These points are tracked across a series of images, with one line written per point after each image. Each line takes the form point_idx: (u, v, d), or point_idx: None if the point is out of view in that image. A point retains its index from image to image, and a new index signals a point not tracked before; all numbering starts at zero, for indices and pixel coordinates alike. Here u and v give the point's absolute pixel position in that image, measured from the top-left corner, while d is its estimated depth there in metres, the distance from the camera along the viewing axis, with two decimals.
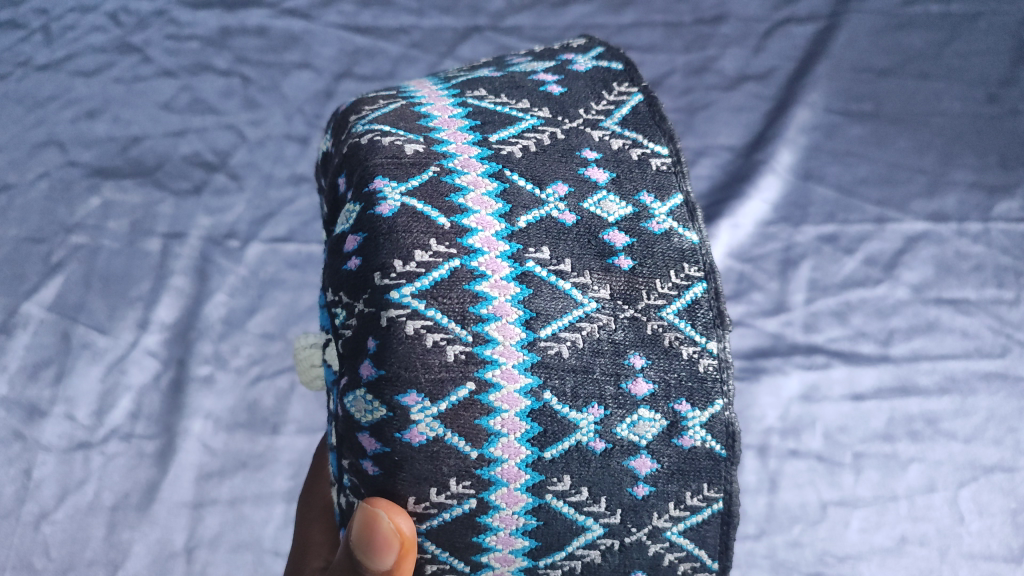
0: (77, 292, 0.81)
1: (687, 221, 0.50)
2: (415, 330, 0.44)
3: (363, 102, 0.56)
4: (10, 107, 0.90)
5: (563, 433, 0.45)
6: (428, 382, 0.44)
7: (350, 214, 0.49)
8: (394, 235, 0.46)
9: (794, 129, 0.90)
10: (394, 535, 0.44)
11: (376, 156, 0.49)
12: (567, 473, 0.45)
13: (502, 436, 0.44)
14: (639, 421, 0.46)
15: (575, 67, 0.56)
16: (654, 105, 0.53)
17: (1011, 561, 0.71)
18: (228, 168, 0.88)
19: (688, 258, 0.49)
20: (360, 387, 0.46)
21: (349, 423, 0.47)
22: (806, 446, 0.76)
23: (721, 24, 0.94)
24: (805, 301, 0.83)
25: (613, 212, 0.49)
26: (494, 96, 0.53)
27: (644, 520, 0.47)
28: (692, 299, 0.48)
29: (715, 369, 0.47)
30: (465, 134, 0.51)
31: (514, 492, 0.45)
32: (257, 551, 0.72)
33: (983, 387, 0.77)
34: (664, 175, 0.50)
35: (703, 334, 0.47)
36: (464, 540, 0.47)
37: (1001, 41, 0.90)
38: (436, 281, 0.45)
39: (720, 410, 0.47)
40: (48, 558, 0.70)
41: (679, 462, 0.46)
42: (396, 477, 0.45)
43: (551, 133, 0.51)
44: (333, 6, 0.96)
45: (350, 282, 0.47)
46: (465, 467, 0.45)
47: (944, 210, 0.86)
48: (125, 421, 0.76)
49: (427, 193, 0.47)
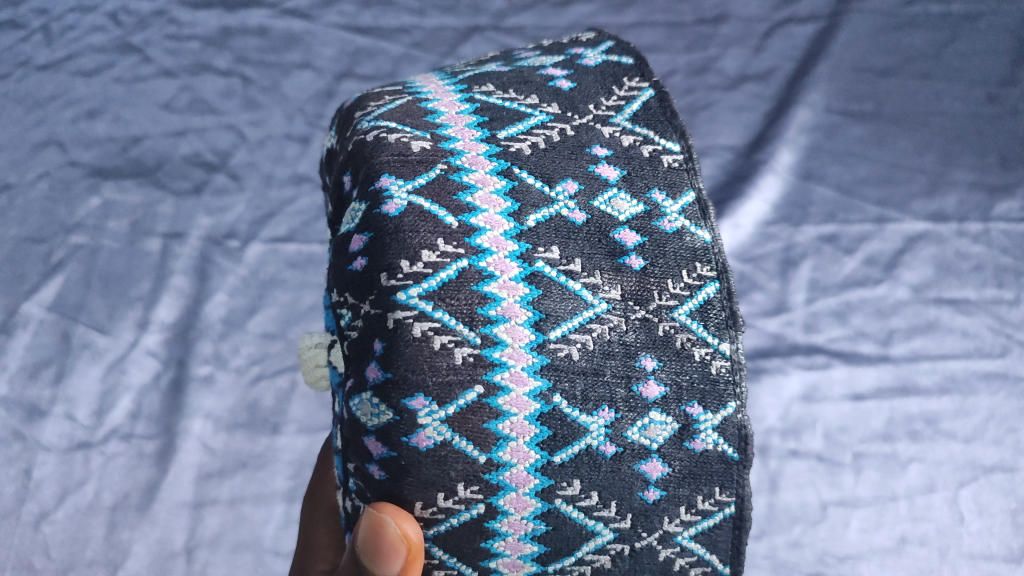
0: (77, 292, 0.81)
1: (699, 219, 0.50)
2: (423, 333, 0.44)
3: (368, 98, 0.56)
4: (10, 107, 0.89)
5: (573, 436, 0.45)
6: (436, 385, 0.44)
7: (355, 214, 0.49)
8: (401, 235, 0.46)
9: (795, 129, 0.90)
10: (401, 541, 0.44)
11: (382, 154, 0.49)
12: (577, 478, 0.45)
13: (511, 440, 0.44)
14: (650, 424, 0.46)
15: (585, 62, 0.56)
16: (665, 100, 0.53)
17: (1011, 561, 0.71)
18: (229, 169, 0.88)
19: (700, 258, 0.49)
20: (366, 390, 0.46)
21: (355, 426, 0.47)
22: (806, 446, 0.76)
23: (721, 24, 0.94)
24: (805, 301, 0.83)
25: (624, 211, 0.49)
26: (503, 91, 0.53)
27: (655, 525, 0.47)
28: (704, 299, 0.48)
29: (727, 371, 0.47)
30: (473, 131, 0.51)
31: (523, 496, 0.45)
32: (257, 551, 0.72)
33: (983, 387, 0.77)
34: (675, 173, 0.51)
35: (715, 335, 0.47)
36: (471, 545, 0.47)
37: (1000, 42, 0.91)
38: (444, 282, 0.45)
39: (733, 412, 0.47)
40: (48, 558, 0.70)
41: (691, 466, 0.46)
42: (403, 482, 0.45)
43: (560, 129, 0.51)
44: (334, 7, 0.96)
45: (356, 283, 0.47)
46: (474, 471, 0.45)
47: (945, 211, 0.86)
48: (125, 421, 0.76)
49: (435, 192, 0.47)
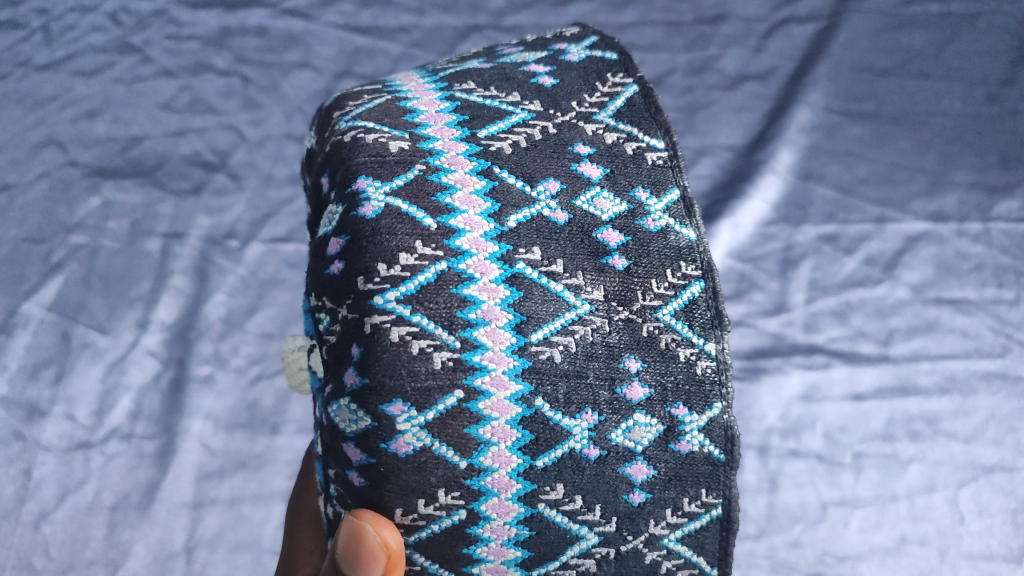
0: (77, 292, 0.81)
1: (684, 217, 0.50)
2: (400, 337, 0.44)
3: (347, 97, 0.56)
4: (10, 107, 0.90)
5: (556, 440, 0.45)
6: (415, 391, 0.44)
7: (332, 216, 0.49)
8: (378, 237, 0.46)
9: (794, 129, 0.90)
10: (381, 549, 0.44)
11: (359, 155, 0.49)
12: (560, 482, 0.45)
13: (492, 445, 0.44)
14: (634, 426, 0.46)
15: (568, 58, 0.56)
16: (649, 97, 0.53)
17: (1011, 562, 0.70)
18: (228, 168, 0.88)
19: (685, 257, 0.49)
20: (344, 396, 0.46)
21: (334, 433, 0.47)
22: (806, 445, 0.76)
23: (721, 24, 0.94)
24: (805, 301, 0.83)
25: (607, 210, 0.49)
26: (483, 89, 0.53)
27: (640, 528, 0.47)
28: (689, 298, 0.48)
29: (713, 371, 0.47)
30: (453, 130, 0.51)
31: (505, 501, 0.45)
32: (257, 551, 0.72)
33: (983, 387, 0.77)
34: (660, 170, 0.51)
35: (700, 335, 0.47)
36: (454, 551, 0.47)
37: (1000, 41, 0.90)
38: (422, 286, 0.45)
39: (719, 413, 0.47)
40: (48, 558, 0.70)
41: (677, 467, 0.46)
42: (383, 489, 0.45)
43: (541, 127, 0.51)
44: (334, 6, 0.96)
45: (333, 287, 0.47)
46: (455, 477, 0.45)
47: (945, 211, 0.85)
48: (125, 421, 0.76)
49: (413, 194, 0.47)
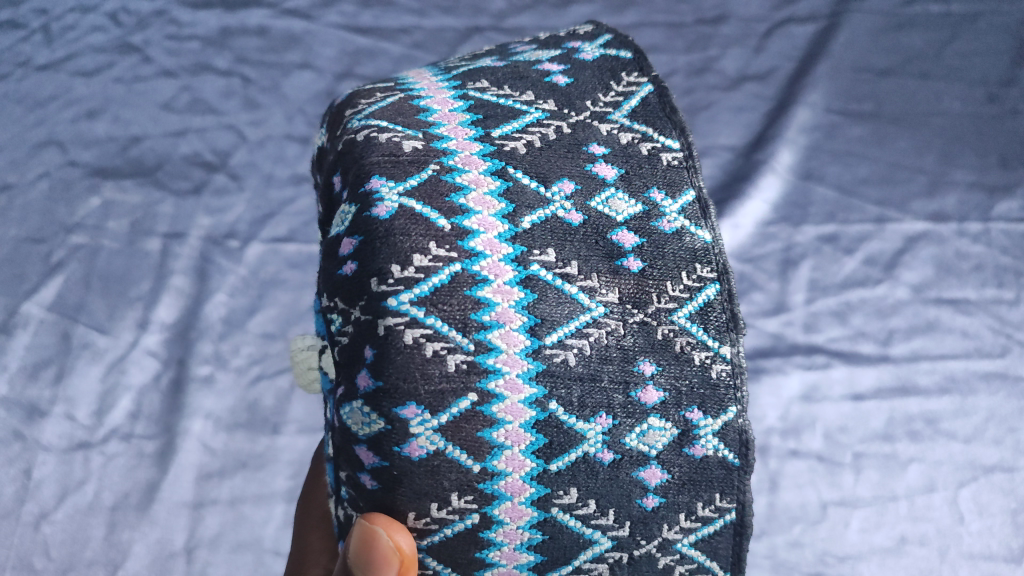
0: (76, 292, 0.81)
1: (700, 219, 0.50)
2: (414, 340, 0.44)
3: (358, 95, 0.56)
4: (10, 107, 0.90)
5: (570, 444, 0.45)
6: (428, 394, 0.44)
7: (345, 215, 0.49)
8: (391, 238, 0.46)
9: (795, 129, 0.90)
10: (394, 553, 0.44)
11: (371, 154, 0.49)
12: (574, 486, 0.45)
13: (506, 449, 0.44)
14: (648, 430, 0.46)
15: (582, 56, 0.56)
16: (665, 96, 0.53)
17: (1011, 561, 0.71)
18: (228, 168, 0.88)
19: (700, 258, 0.49)
20: (357, 399, 0.46)
21: (346, 435, 0.47)
22: (806, 446, 0.76)
23: (722, 24, 0.95)
24: (805, 301, 0.83)
25: (623, 211, 0.49)
26: (497, 88, 0.53)
27: (654, 532, 0.47)
28: (704, 301, 0.48)
29: (728, 375, 0.47)
30: (466, 129, 0.51)
31: (519, 505, 0.45)
32: (258, 551, 0.72)
33: (983, 387, 0.77)
34: (675, 171, 0.51)
35: (715, 338, 0.47)
36: (466, 556, 0.47)
37: (1000, 41, 0.91)
38: (436, 288, 0.45)
39: (733, 417, 0.47)
40: (48, 558, 0.70)
41: (691, 472, 0.46)
42: (396, 493, 0.45)
43: (556, 127, 0.51)
44: (335, 7, 0.96)
45: (346, 287, 0.47)
46: (468, 481, 0.45)
47: (945, 210, 0.86)
48: (125, 421, 0.76)
49: (426, 194, 0.47)
